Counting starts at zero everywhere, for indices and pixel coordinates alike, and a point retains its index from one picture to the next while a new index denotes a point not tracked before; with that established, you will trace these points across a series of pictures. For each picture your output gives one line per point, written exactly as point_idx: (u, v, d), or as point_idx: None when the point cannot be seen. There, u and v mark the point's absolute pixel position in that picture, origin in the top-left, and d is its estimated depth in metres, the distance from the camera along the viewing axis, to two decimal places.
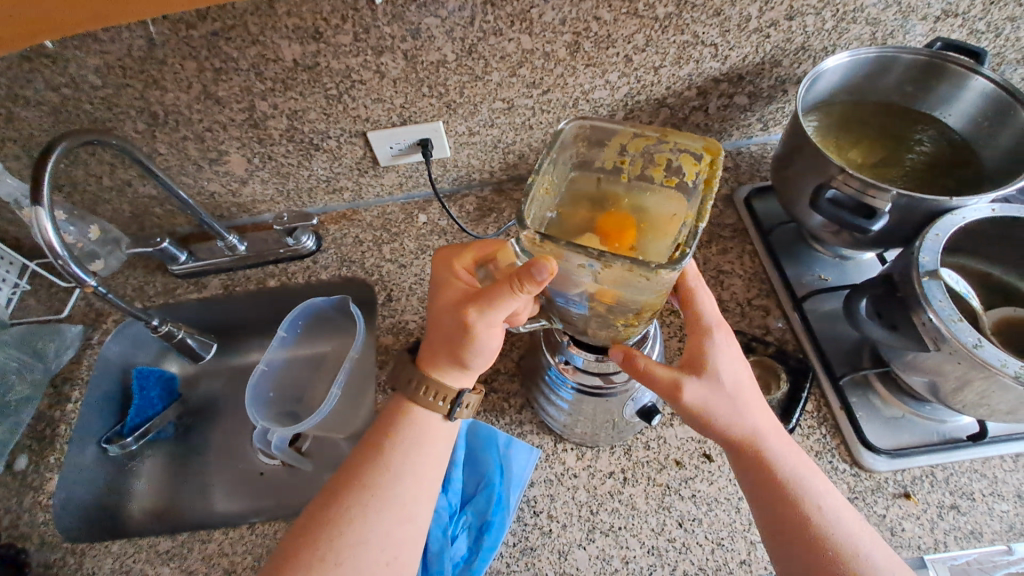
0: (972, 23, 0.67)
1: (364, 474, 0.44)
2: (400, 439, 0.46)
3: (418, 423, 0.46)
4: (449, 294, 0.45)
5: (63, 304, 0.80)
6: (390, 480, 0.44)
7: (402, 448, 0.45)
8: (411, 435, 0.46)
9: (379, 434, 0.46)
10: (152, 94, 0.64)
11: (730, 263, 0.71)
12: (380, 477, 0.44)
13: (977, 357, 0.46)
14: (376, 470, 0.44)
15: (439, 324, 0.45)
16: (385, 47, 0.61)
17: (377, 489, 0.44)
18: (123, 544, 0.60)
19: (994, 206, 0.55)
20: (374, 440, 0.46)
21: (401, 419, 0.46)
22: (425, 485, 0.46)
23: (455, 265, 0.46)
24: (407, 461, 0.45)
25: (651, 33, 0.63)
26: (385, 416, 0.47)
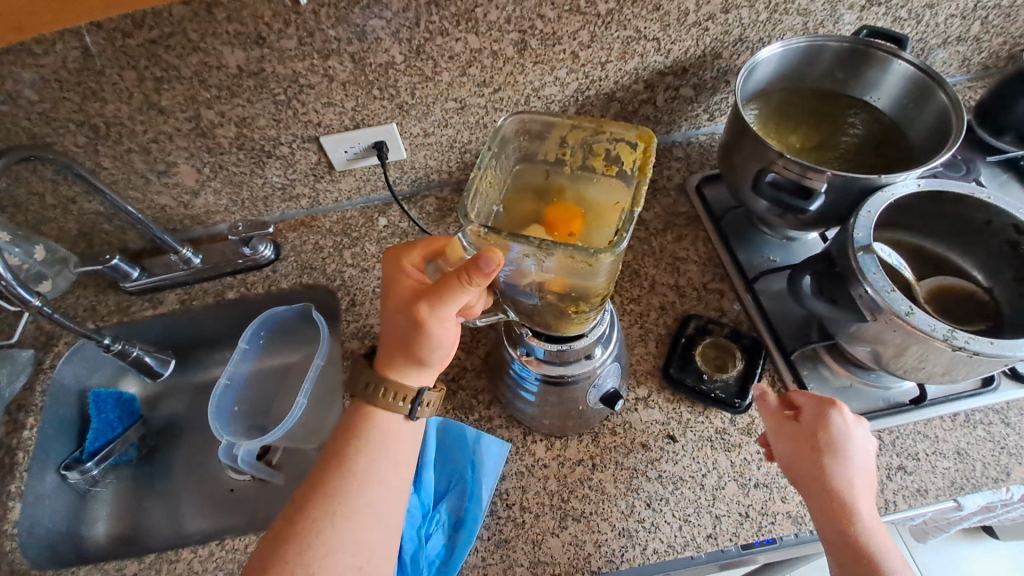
0: (894, 11, 0.71)
1: (330, 481, 0.44)
2: (363, 442, 0.45)
3: (381, 423, 0.46)
4: (400, 291, 0.45)
5: (10, 329, 0.77)
6: (357, 484, 0.44)
7: (367, 451, 0.45)
8: (374, 436, 0.45)
9: (341, 439, 0.46)
10: (91, 107, 0.62)
11: (686, 250, 0.74)
12: (347, 482, 0.44)
13: (910, 324, 0.49)
14: (342, 475, 0.44)
15: (392, 322, 0.45)
16: (331, 50, 0.61)
17: (344, 495, 0.43)
18: (87, 571, 0.58)
19: (921, 181, 0.58)
20: (337, 445, 0.45)
21: (363, 421, 0.46)
22: (394, 485, 0.46)
23: (403, 262, 0.45)
24: (373, 463, 0.45)
25: (595, 29, 0.65)
26: (347, 420, 0.46)
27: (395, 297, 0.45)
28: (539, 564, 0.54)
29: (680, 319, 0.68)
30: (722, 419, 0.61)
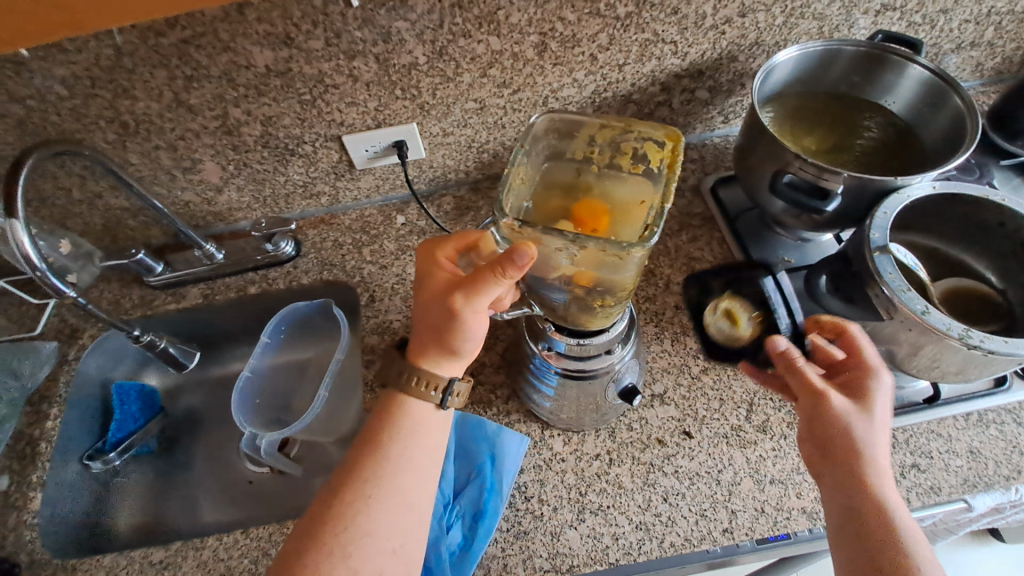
0: (909, 16, 0.72)
1: (363, 467, 0.45)
2: (396, 429, 0.46)
3: (412, 412, 0.47)
4: (435, 283, 0.46)
5: (35, 322, 0.78)
6: (390, 470, 0.45)
7: (399, 438, 0.46)
8: (406, 424, 0.47)
9: (374, 427, 0.47)
10: (122, 104, 0.64)
11: (700, 250, 0.75)
12: (380, 468, 0.45)
13: (926, 323, 0.50)
14: (375, 460, 0.45)
15: (425, 314, 0.46)
16: (357, 51, 0.63)
17: (378, 480, 0.44)
18: (115, 557, 0.60)
19: (936, 184, 0.59)
20: (370, 433, 0.47)
21: (395, 410, 0.47)
22: (425, 472, 0.47)
23: (438, 255, 0.47)
24: (405, 450, 0.46)
25: (613, 32, 0.66)
26: (379, 409, 0.48)
27: (429, 288, 0.47)
28: (557, 555, 0.55)
29: (696, 317, 0.69)
30: (737, 416, 0.62)
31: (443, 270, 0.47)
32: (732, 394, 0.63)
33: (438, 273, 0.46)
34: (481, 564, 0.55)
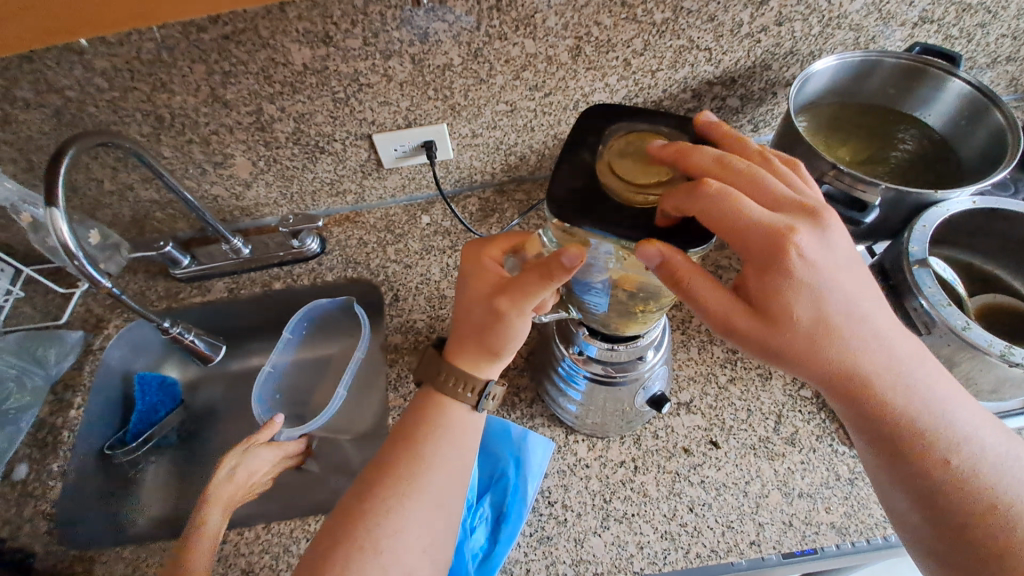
0: (946, 29, 0.71)
1: (397, 464, 0.45)
2: (431, 428, 0.47)
3: (448, 411, 0.47)
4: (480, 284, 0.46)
5: (61, 310, 0.78)
6: (423, 469, 0.45)
7: (435, 437, 0.46)
8: (442, 423, 0.47)
9: (409, 426, 0.47)
10: (159, 97, 0.64)
11: (728, 258, 0.74)
12: (414, 466, 0.45)
13: (966, 339, 0.49)
14: (409, 459, 0.45)
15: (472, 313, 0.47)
16: (393, 51, 0.63)
17: (412, 478, 0.45)
18: (135, 549, 0.60)
19: (975, 199, 0.58)
20: (404, 432, 0.47)
21: (430, 409, 0.47)
22: (459, 471, 0.47)
23: (484, 256, 0.46)
24: (440, 449, 0.46)
25: (649, 37, 0.66)
26: (414, 409, 0.48)
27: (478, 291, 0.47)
28: (581, 562, 0.55)
29: None
30: (764, 427, 0.61)
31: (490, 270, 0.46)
32: (760, 405, 0.63)
33: (485, 274, 0.46)
34: (503, 568, 0.55)
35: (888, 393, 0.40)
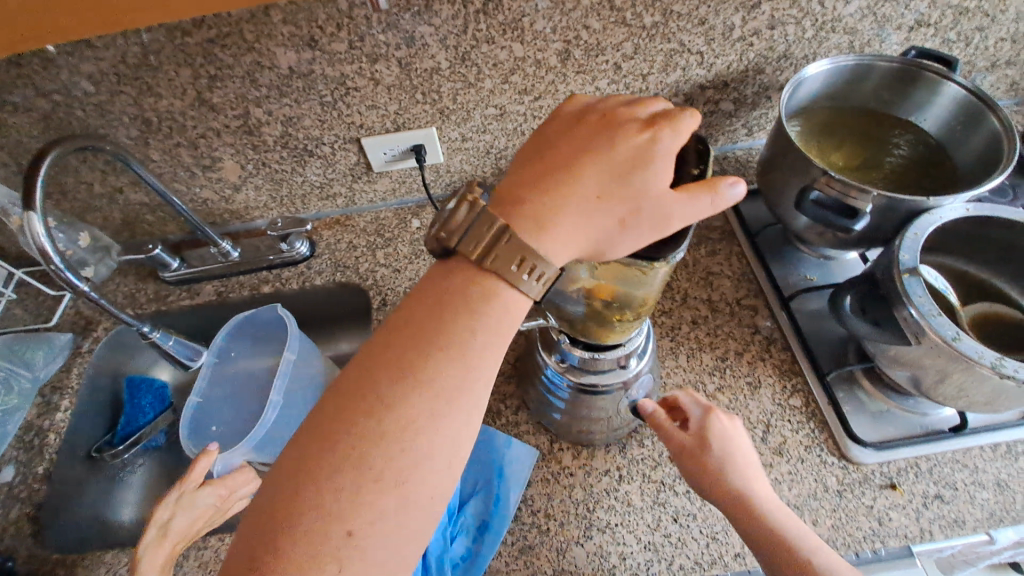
0: (943, 33, 0.70)
1: (303, 548, 0.30)
2: (368, 488, 0.31)
3: (400, 463, 0.32)
4: (505, 255, 0.33)
5: (51, 313, 0.78)
6: (350, 555, 0.30)
7: (372, 502, 0.31)
8: (387, 483, 0.31)
9: (328, 479, 0.31)
10: (146, 101, 0.64)
11: (719, 264, 0.74)
12: (336, 549, 0.30)
13: (956, 350, 0.48)
14: (349, 493, 0.31)
15: (464, 302, 0.34)
16: (379, 55, 0.63)
17: (330, 569, 0.30)
18: (117, 554, 0.60)
19: (969, 206, 0.57)
20: (319, 490, 0.31)
21: (371, 451, 0.32)
22: (410, 548, 0.33)
23: (459, 226, 0.34)
24: (380, 522, 0.31)
25: (638, 41, 0.65)
26: (342, 449, 0.32)
27: (481, 256, 0.34)
28: (563, 573, 0.54)
29: (712, 333, 0.68)
30: (752, 437, 0.60)
31: (525, 230, 0.33)
32: (748, 414, 0.62)
33: (517, 239, 0.33)
34: None
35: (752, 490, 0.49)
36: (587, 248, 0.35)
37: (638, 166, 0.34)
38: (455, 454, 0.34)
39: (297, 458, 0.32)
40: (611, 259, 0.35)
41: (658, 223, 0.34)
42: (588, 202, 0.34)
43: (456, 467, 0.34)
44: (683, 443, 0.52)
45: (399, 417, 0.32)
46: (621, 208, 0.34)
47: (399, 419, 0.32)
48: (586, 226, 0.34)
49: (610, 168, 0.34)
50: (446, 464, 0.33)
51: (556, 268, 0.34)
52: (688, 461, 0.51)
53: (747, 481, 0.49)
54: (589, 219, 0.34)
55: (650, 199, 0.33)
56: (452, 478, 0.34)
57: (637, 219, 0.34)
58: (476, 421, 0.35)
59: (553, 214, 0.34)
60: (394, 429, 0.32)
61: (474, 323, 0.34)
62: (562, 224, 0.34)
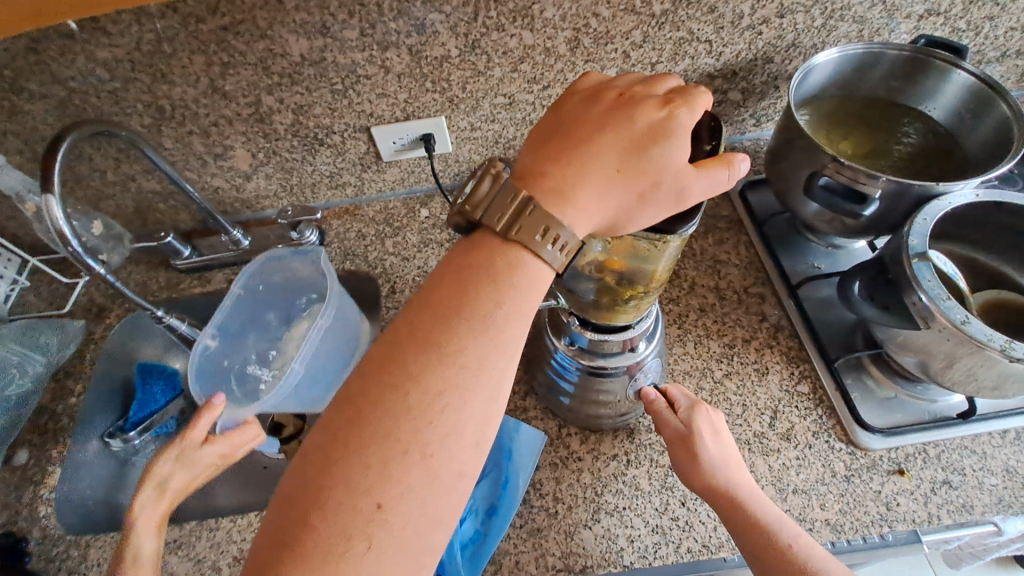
0: (953, 22, 0.70)
1: (335, 521, 0.31)
2: (397, 462, 0.32)
3: (427, 438, 0.32)
4: (530, 226, 0.34)
5: (65, 300, 0.80)
6: (380, 529, 0.31)
7: (400, 477, 0.31)
8: (415, 457, 0.32)
9: (359, 454, 0.32)
10: (160, 89, 0.65)
11: (727, 253, 0.74)
12: (366, 523, 0.31)
13: (966, 333, 0.48)
14: (374, 467, 0.31)
15: (488, 275, 0.34)
16: (390, 42, 0.63)
17: (360, 543, 0.30)
18: None
19: (978, 192, 0.57)
20: (350, 465, 0.32)
21: (399, 425, 0.32)
22: (438, 525, 0.33)
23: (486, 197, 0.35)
24: (408, 497, 0.31)
25: (647, 29, 0.65)
26: (371, 424, 0.32)
27: (508, 226, 0.34)
28: (571, 554, 0.54)
29: (720, 321, 0.68)
30: (760, 423, 0.60)
31: (549, 201, 0.34)
32: (756, 401, 0.62)
33: (543, 210, 0.33)
34: (493, 560, 0.55)
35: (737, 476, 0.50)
36: (606, 220, 0.35)
37: (657, 140, 0.34)
38: (482, 430, 0.34)
39: (327, 434, 0.33)
40: (630, 232, 0.36)
41: (676, 199, 0.35)
42: (609, 173, 0.34)
43: (484, 444, 0.34)
44: (678, 430, 0.52)
45: (426, 392, 0.33)
46: (641, 181, 0.34)
47: (426, 392, 0.33)
48: (608, 198, 0.34)
49: (629, 142, 0.35)
50: (472, 440, 0.33)
51: (581, 238, 0.34)
52: (682, 448, 0.52)
53: (732, 472, 0.50)
54: (611, 191, 0.34)
55: (670, 172, 0.34)
56: (480, 456, 0.34)
57: (656, 193, 0.34)
58: (502, 397, 0.35)
59: (576, 185, 0.34)
60: (421, 403, 0.33)
61: (500, 296, 0.34)
62: (586, 194, 0.34)
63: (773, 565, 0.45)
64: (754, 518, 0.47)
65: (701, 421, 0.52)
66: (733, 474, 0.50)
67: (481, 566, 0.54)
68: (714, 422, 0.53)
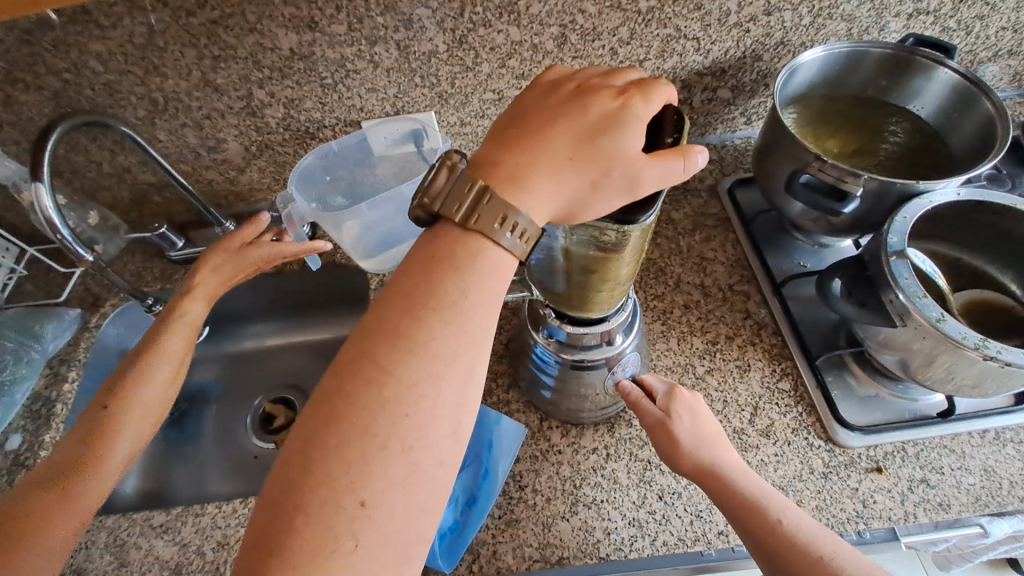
0: (943, 21, 0.70)
1: (318, 522, 0.30)
2: (377, 456, 0.31)
3: (405, 429, 0.32)
4: (487, 213, 0.35)
5: (61, 289, 0.81)
6: (365, 526, 0.30)
7: (381, 471, 0.31)
8: (395, 450, 0.32)
9: (337, 452, 0.31)
10: (153, 81, 0.66)
11: (713, 251, 0.74)
12: (351, 520, 0.30)
13: (941, 331, 0.48)
14: (353, 464, 0.31)
15: (452, 264, 0.35)
16: (378, 37, 0.64)
17: (346, 542, 0.30)
18: (117, 518, 0.61)
19: (961, 191, 0.57)
20: (328, 464, 0.31)
21: (376, 419, 0.32)
22: (424, 516, 0.33)
23: (447, 184, 0.35)
24: (391, 491, 0.31)
25: (634, 26, 0.66)
26: (347, 421, 0.32)
27: (466, 214, 0.35)
28: (548, 546, 0.55)
29: (704, 318, 0.68)
30: (740, 419, 0.61)
31: (504, 188, 0.35)
32: (737, 397, 0.62)
33: (498, 198, 0.35)
34: (470, 550, 0.55)
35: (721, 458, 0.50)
36: (564, 207, 0.36)
37: (611, 130, 0.36)
38: (458, 417, 0.34)
39: (303, 436, 0.32)
40: (586, 220, 0.37)
41: (629, 185, 0.35)
42: (564, 163, 0.36)
43: (461, 430, 0.35)
44: (656, 416, 0.53)
45: (400, 383, 0.32)
46: (592, 169, 0.35)
47: (400, 384, 0.32)
48: (563, 185, 0.36)
49: (585, 132, 0.36)
50: (449, 428, 0.34)
51: (537, 224, 0.35)
52: (663, 434, 0.52)
53: (715, 450, 0.50)
54: (563, 179, 0.36)
55: (620, 160, 0.35)
56: (458, 444, 0.34)
57: (609, 180, 0.35)
58: (475, 383, 0.35)
59: (530, 172, 0.36)
60: (396, 395, 0.32)
61: (466, 284, 0.35)
62: (539, 182, 0.35)
63: (767, 539, 0.45)
64: (742, 496, 0.48)
65: (678, 407, 0.53)
66: (716, 453, 0.50)
67: (458, 556, 0.54)
68: (692, 408, 0.53)
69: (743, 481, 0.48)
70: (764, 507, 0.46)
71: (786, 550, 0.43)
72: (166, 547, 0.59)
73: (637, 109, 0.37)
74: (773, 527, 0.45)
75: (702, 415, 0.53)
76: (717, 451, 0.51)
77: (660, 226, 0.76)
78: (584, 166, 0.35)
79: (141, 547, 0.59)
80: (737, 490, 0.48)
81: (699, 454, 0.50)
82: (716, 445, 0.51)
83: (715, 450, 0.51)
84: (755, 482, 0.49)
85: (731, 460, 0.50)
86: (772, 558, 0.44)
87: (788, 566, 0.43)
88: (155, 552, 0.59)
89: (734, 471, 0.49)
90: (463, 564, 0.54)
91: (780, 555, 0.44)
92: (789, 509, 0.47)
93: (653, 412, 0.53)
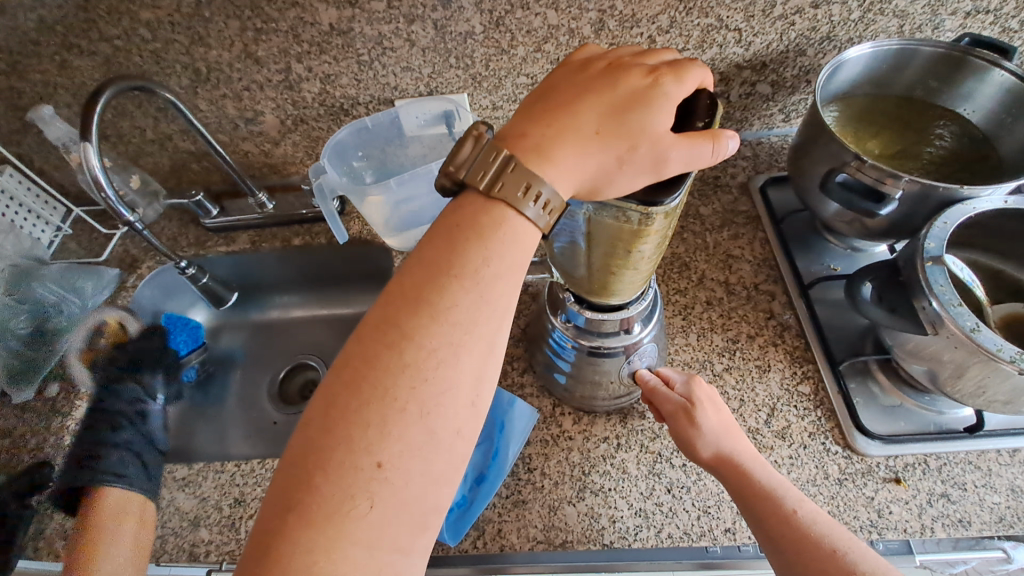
0: (1004, 21, 0.66)
1: (338, 482, 0.31)
2: (395, 420, 0.32)
3: (424, 395, 0.33)
4: (511, 181, 0.35)
5: (102, 249, 0.84)
6: (381, 488, 0.31)
7: (399, 434, 0.32)
8: (412, 415, 0.32)
9: (358, 413, 0.32)
10: (197, 50, 0.68)
11: (740, 248, 0.73)
12: (368, 482, 0.31)
13: (974, 341, 0.47)
14: (370, 429, 0.32)
15: (476, 232, 0.35)
16: (416, 15, 0.64)
17: (363, 502, 0.31)
18: (143, 470, 0.64)
19: (1008, 198, 0.55)
20: (348, 425, 0.32)
21: (395, 383, 0.32)
22: (439, 486, 0.34)
23: (470, 162, 0.36)
24: (408, 455, 0.32)
25: (674, 14, 0.64)
26: (367, 385, 0.32)
27: (490, 183, 0.35)
28: (552, 529, 0.55)
29: (726, 315, 0.67)
30: (755, 419, 0.60)
31: (527, 159, 0.35)
32: (754, 397, 0.61)
33: (523, 167, 0.35)
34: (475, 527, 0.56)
35: (737, 449, 0.50)
36: (588, 182, 0.36)
37: (640, 107, 0.36)
38: (476, 387, 0.35)
39: (326, 398, 0.33)
40: (609, 196, 0.37)
41: (655, 165, 0.35)
42: (589, 137, 0.36)
43: (479, 402, 0.35)
44: (676, 403, 0.52)
45: (420, 348, 0.33)
46: (619, 145, 0.35)
47: (420, 349, 0.33)
48: (588, 158, 0.36)
49: (613, 109, 0.36)
50: (467, 398, 0.34)
51: (561, 197, 0.35)
52: (682, 421, 0.52)
53: (734, 439, 0.51)
54: (588, 153, 0.36)
55: (648, 137, 0.35)
56: (476, 416, 0.35)
57: (635, 155, 0.35)
58: (495, 355, 0.36)
59: (556, 143, 0.36)
60: (416, 360, 0.33)
61: (488, 253, 0.35)
62: (564, 154, 0.35)
63: (781, 532, 0.44)
64: (758, 486, 0.47)
65: (700, 395, 0.53)
66: (734, 445, 0.50)
67: (463, 531, 0.55)
68: (710, 398, 0.53)
69: (759, 473, 0.48)
70: (779, 498, 0.46)
71: (802, 541, 0.43)
72: (187, 500, 0.62)
73: (667, 88, 0.37)
74: (787, 516, 0.45)
75: (721, 407, 0.53)
76: (734, 444, 0.50)
77: (687, 221, 0.75)
78: (612, 142, 0.36)
79: (163, 497, 0.62)
80: (752, 482, 0.47)
81: (718, 442, 0.50)
82: (733, 438, 0.51)
83: (730, 442, 0.50)
84: (771, 474, 0.48)
85: (747, 451, 0.50)
86: (782, 551, 0.43)
87: (799, 559, 0.42)
88: (177, 503, 0.62)
89: (751, 464, 0.49)
90: (468, 539, 0.55)
91: (792, 548, 0.43)
92: (803, 499, 0.46)
93: (671, 398, 0.53)
